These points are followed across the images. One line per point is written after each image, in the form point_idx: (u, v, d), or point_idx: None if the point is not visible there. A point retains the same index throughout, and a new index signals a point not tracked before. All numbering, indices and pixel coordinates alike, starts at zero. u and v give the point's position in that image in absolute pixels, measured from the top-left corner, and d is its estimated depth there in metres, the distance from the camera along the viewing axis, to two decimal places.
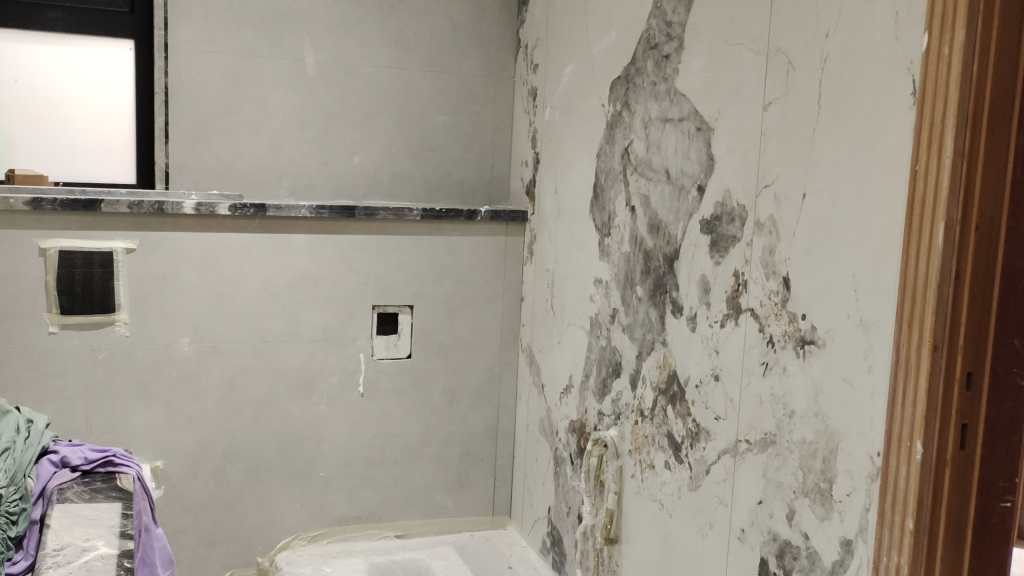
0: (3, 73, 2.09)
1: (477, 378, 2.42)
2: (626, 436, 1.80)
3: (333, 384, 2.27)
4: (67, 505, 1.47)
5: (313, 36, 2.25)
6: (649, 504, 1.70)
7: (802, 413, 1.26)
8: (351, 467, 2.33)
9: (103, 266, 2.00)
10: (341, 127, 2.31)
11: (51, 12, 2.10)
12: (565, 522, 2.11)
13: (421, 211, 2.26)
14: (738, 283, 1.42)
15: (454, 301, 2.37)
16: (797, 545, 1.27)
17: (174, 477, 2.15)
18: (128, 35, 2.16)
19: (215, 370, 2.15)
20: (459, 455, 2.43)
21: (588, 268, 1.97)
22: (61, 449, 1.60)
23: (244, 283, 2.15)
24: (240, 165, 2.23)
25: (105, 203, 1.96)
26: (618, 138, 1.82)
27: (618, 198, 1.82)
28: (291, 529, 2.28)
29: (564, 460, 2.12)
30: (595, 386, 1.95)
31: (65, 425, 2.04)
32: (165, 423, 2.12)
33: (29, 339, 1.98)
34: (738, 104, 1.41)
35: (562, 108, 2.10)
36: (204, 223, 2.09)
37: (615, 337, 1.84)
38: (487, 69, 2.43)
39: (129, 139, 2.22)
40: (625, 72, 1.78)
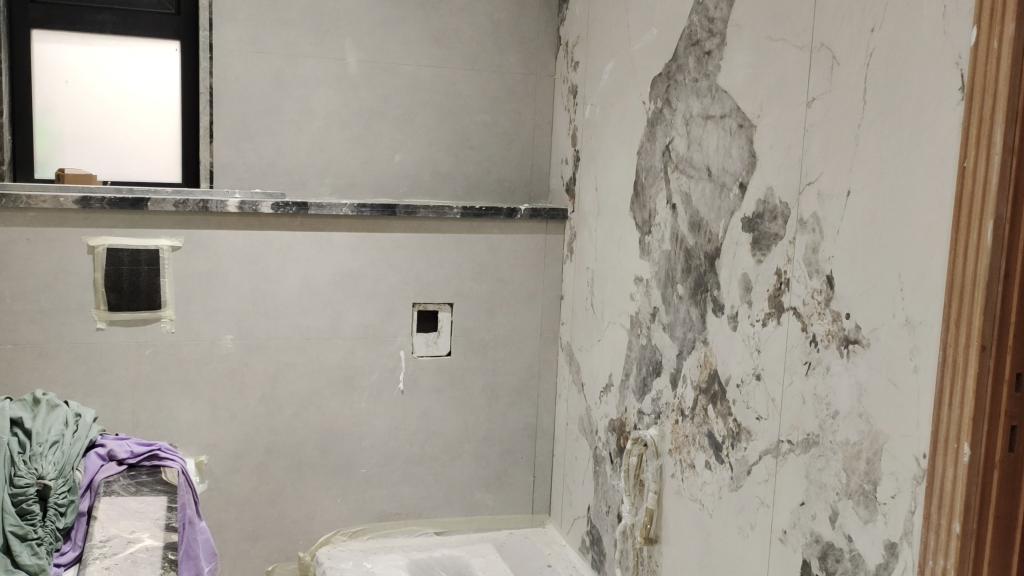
0: (54, 73, 2.14)
1: (516, 375, 2.42)
2: (666, 435, 1.79)
3: (373, 380, 2.29)
4: (113, 498, 1.49)
5: (354, 36, 2.27)
6: (689, 504, 1.69)
7: (845, 414, 1.24)
8: (391, 464, 2.34)
9: (149, 263, 2.04)
10: (382, 126, 2.33)
11: (100, 14, 2.14)
12: (604, 520, 2.11)
13: (461, 209, 2.26)
14: (781, 282, 1.40)
15: (494, 299, 2.37)
16: (840, 548, 1.25)
17: (217, 472, 2.18)
18: (174, 36, 2.20)
19: (258, 366, 2.18)
20: (498, 452, 2.44)
21: (628, 266, 1.96)
22: (108, 443, 1.62)
23: (287, 280, 2.17)
24: (282, 164, 2.26)
25: (151, 202, 1.99)
26: (659, 135, 1.81)
27: (659, 196, 1.81)
28: (332, 524, 2.31)
29: (604, 459, 2.11)
30: (634, 385, 1.94)
31: (112, 420, 2.08)
32: (209, 418, 2.16)
33: (78, 334, 2.02)
34: (781, 101, 1.39)
35: (602, 106, 2.09)
36: (248, 222, 2.11)
37: (655, 336, 1.83)
38: (528, 67, 2.42)
39: (175, 138, 2.25)
40: (666, 69, 1.77)
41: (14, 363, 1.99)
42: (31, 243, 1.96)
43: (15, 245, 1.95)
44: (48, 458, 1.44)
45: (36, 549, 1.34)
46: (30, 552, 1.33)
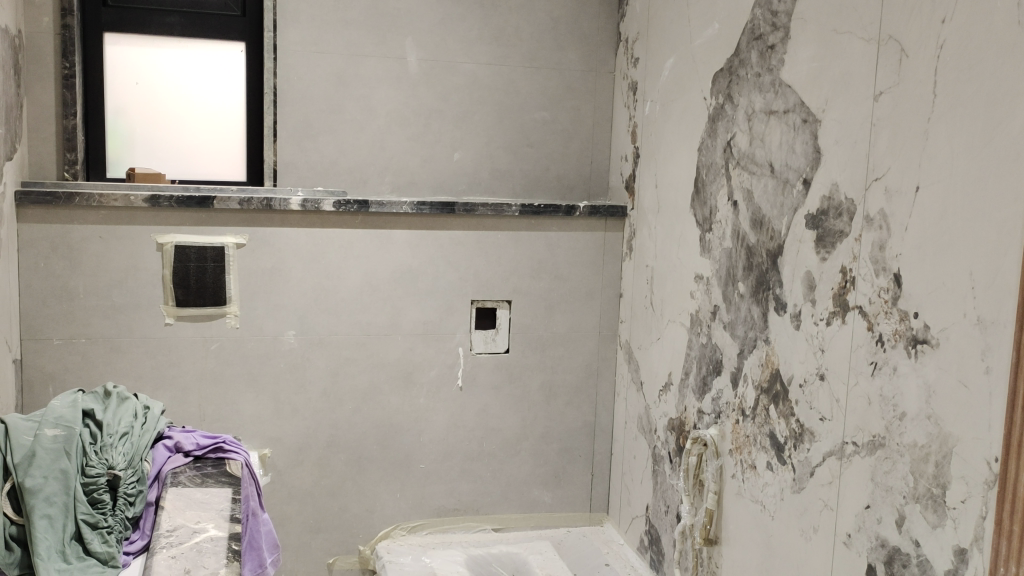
0: (125, 75, 2.19)
1: (574, 374, 2.41)
2: (726, 435, 1.77)
3: (432, 377, 2.30)
4: (180, 488, 1.52)
5: (414, 35, 2.29)
6: (750, 505, 1.67)
7: (913, 415, 1.21)
8: (450, 460, 2.36)
9: (216, 260, 2.08)
10: (441, 125, 2.34)
11: (169, 17, 2.19)
12: (663, 520, 2.09)
13: (520, 206, 2.26)
14: (846, 280, 1.37)
15: (553, 297, 2.36)
16: (907, 552, 1.22)
17: (280, 465, 2.22)
18: (239, 37, 2.24)
19: (319, 362, 2.21)
20: (556, 450, 2.43)
21: (688, 264, 1.94)
22: (175, 435, 1.63)
23: (348, 277, 2.20)
24: (344, 162, 2.29)
25: (217, 200, 2.04)
26: (720, 131, 1.79)
27: (720, 193, 1.78)
28: (391, 519, 2.33)
29: (663, 458, 2.10)
30: (694, 384, 1.92)
31: (180, 413, 2.14)
32: (272, 413, 2.20)
33: (147, 329, 2.08)
34: (847, 95, 1.36)
35: (662, 102, 2.08)
36: (310, 219, 2.14)
37: (716, 334, 1.81)
38: (587, 64, 2.41)
39: (240, 138, 2.30)
40: (728, 64, 1.74)
41: (87, 356, 2.05)
42: (103, 240, 2.02)
43: (88, 242, 2.01)
44: (118, 449, 1.46)
45: (106, 537, 1.38)
46: (101, 539, 1.37)
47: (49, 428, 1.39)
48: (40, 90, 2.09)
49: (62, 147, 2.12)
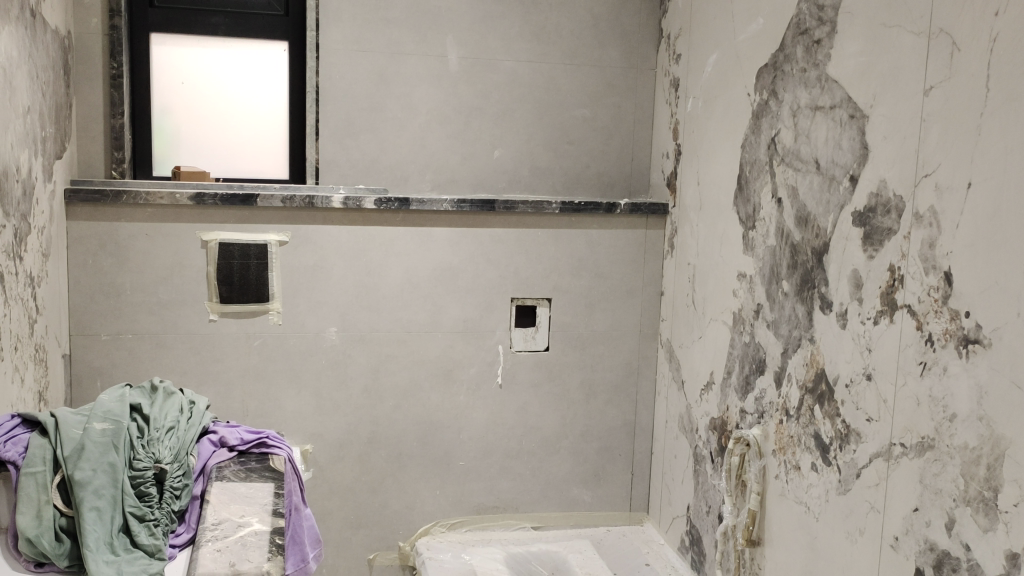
0: (171, 75, 2.23)
1: (615, 372, 2.40)
2: (770, 435, 1.75)
3: (472, 374, 2.31)
4: (225, 483, 1.47)
5: (455, 33, 2.29)
6: (794, 507, 1.64)
7: (963, 416, 1.18)
8: (489, 458, 2.36)
9: (259, 257, 2.11)
10: (481, 122, 2.34)
11: (215, 17, 2.21)
12: (704, 521, 2.07)
13: (561, 203, 2.25)
14: (894, 278, 1.34)
15: (593, 295, 2.35)
16: (957, 557, 1.20)
17: (321, 461, 2.24)
18: (283, 36, 2.26)
19: (360, 358, 2.23)
20: (596, 449, 2.42)
21: (731, 262, 1.92)
22: (219, 429, 1.60)
23: (389, 275, 2.21)
24: (385, 161, 2.30)
25: (260, 198, 2.06)
26: (764, 128, 1.77)
27: (764, 190, 1.76)
28: (430, 516, 2.34)
29: (705, 458, 2.08)
30: (737, 383, 1.90)
31: (223, 408, 2.16)
32: (314, 408, 2.22)
33: (192, 326, 2.11)
34: (895, 90, 1.34)
35: (705, 99, 2.05)
36: (351, 217, 2.16)
37: (759, 333, 1.79)
38: (628, 61, 2.40)
39: (283, 136, 2.32)
40: (773, 59, 1.72)
41: (133, 351, 2.09)
42: (149, 238, 2.05)
43: (134, 240, 2.04)
44: (164, 443, 1.41)
45: (153, 529, 1.31)
46: (148, 532, 1.30)
47: (97, 421, 1.34)
48: (89, 90, 2.12)
49: (110, 147, 2.15)
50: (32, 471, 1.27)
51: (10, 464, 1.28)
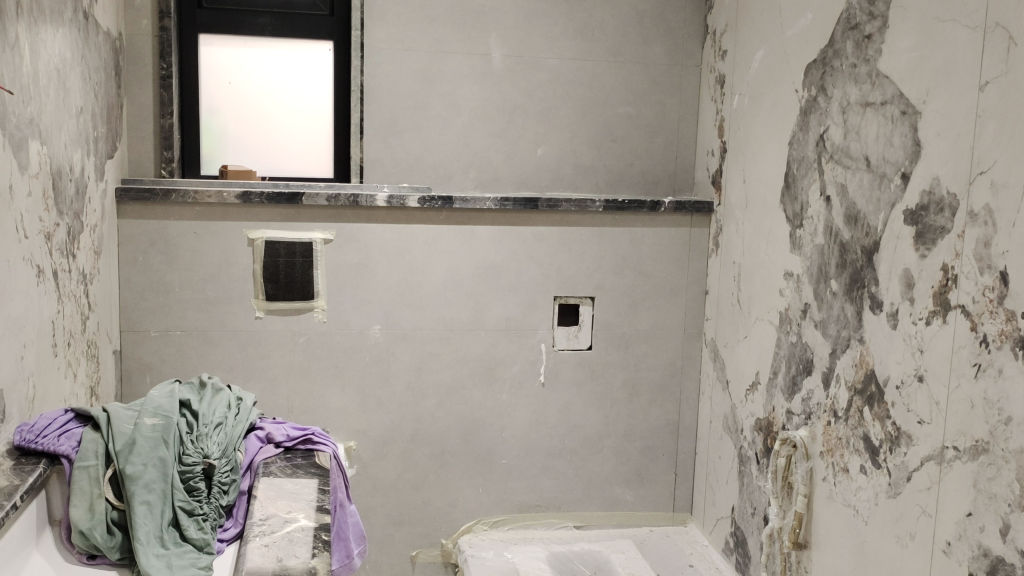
0: (219, 74, 2.26)
1: (658, 371, 2.38)
2: (817, 437, 1.72)
3: (515, 373, 2.30)
4: (272, 478, 1.47)
5: (499, 31, 2.29)
6: (842, 510, 1.62)
7: (1020, 420, 1.15)
8: (531, 456, 2.36)
9: (304, 255, 2.12)
10: (525, 120, 2.34)
11: (261, 17, 2.24)
12: (749, 522, 2.05)
13: (604, 202, 2.24)
14: (947, 278, 1.32)
15: (637, 293, 2.33)
16: (1012, 563, 1.17)
17: (365, 457, 2.26)
18: (328, 36, 2.28)
19: (404, 356, 2.24)
20: (639, 448, 2.41)
21: (778, 261, 1.89)
22: (266, 426, 1.61)
23: (432, 273, 2.21)
24: (428, 159, 2.31)
25: (305, 196, 2.07)
26: (813, 124, 1.74)
27: (812, 188, 1.73)
28: (473, 513, 2.35)
29: (750, 459, 2.05)
30: (783, 384, 1.88)
31: (269, 405, 2.19)
32: (358, 405, 2.24)
33: (239, 323, 2.14)
34: (949, 85, 1.31)
35: (752, 96, 2.03)
36: (395, 215, 2.16)
37: (807, 334, 1.76)
38: (673, 57, 2.37)
39: (327, 134, 2.34)
40: (822, 55, 1.69)
41: (181, 348, 2.12)
42: (197, 236, 2.08)
43: (183, 238, 2.07)
44: (213, 439, 1.41)
45: (201, 523, 1.31)
46: (197, 527, 1.30)
47: (148, 417, 1.35)
48: (139, 90, 2.16)
49: (160, 146, 2.19)
50: (85, 465, 1.30)
51: (64, 458, 1.32)
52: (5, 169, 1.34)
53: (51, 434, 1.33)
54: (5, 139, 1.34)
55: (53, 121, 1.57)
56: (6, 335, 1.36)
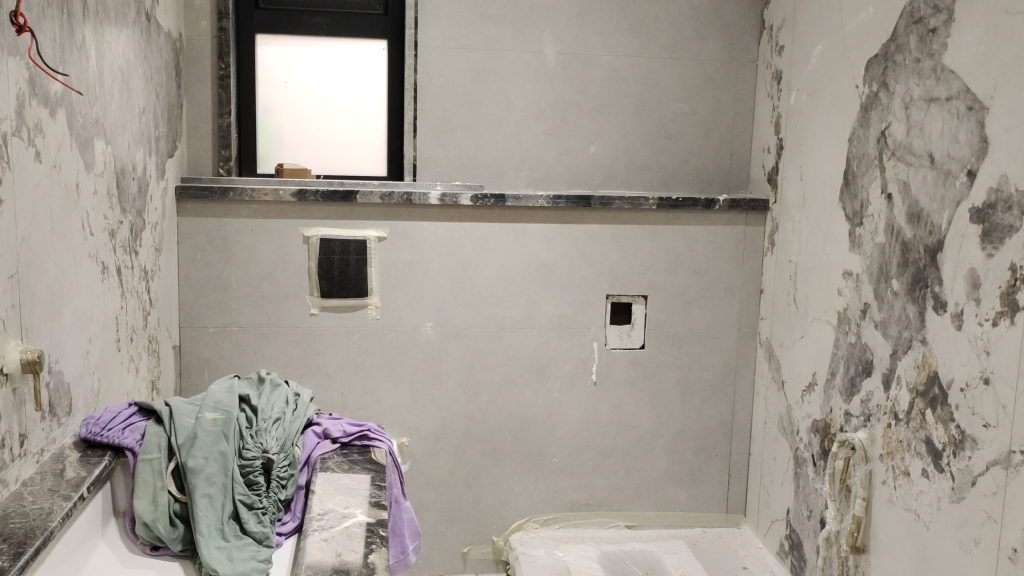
0: (275, 74, 2.28)
1: (712, 371, 2.36)
2: (877, 439, 1.69)
3: (566, 371, 2.30)
4: (329, 474, 1.47)
5: (552, 28, 2.28)
6: (902, 514, 1.58)
7: None
8: (583, 455, 2.35)
9: (358, 253, 2.14)
10: (577, 118, 2.33)
11: (317, 17, 2.26)
12: (805, 525, 2.02)
13: (658, 199, 2.22)
14: (1016, 278, 1.28)
15: (690, 292, 2.31)
16: None
17: (417, 454, 2.28)
18: (382, 35, 2.30)
19: (456, 353, 2.25)
20: (692, 449, 2.39)
21: (836, 260, 1.86)
22: (323, 422, 1.61)
23: (485, 270, 2.22)
24: (481, 157, 2.32)
25: (360, 194, 2.09)
26: (874, 120, 1.70)
27: (872, 185, 1.70)
28: (524, 512, 2.36)
29: (806, 461, 2.03)
30: (841, 385, 1.84)
31: (324, 400, 2.22)
32: (411, 402, 2.25)
33: (294, 319, 2.17)
34: (1019, 80, 1.27)
35: (810, 92, 1.99)
36: (448, 213, 2.17)
37: (866, 334, 1.73)
38: (729, 53, 2.34)
39: (381, 132, 2.36)
40: (884, 49, 1.66)
41: (238, 343, 2.16)
42: (254, 234, 2.11)
43: (240, 235, 2.11)
44: (271, 434, 1.43)
45: (261, 517, 1.32)
46: (256, 520, 1.31)
47: (208, 411, 1.37)
48: (199, 90, 2.20)
49: (218, 145, 2.22)
50: (148, 458, 1.32)
51: (128, 450, 1.34)
52: (72, 168, 1.38)
53: (115, 427, 1.37)
54: (72, 138, 1.37)
55: (117, 121, 1.61)
56: (73, 330, 1.40)
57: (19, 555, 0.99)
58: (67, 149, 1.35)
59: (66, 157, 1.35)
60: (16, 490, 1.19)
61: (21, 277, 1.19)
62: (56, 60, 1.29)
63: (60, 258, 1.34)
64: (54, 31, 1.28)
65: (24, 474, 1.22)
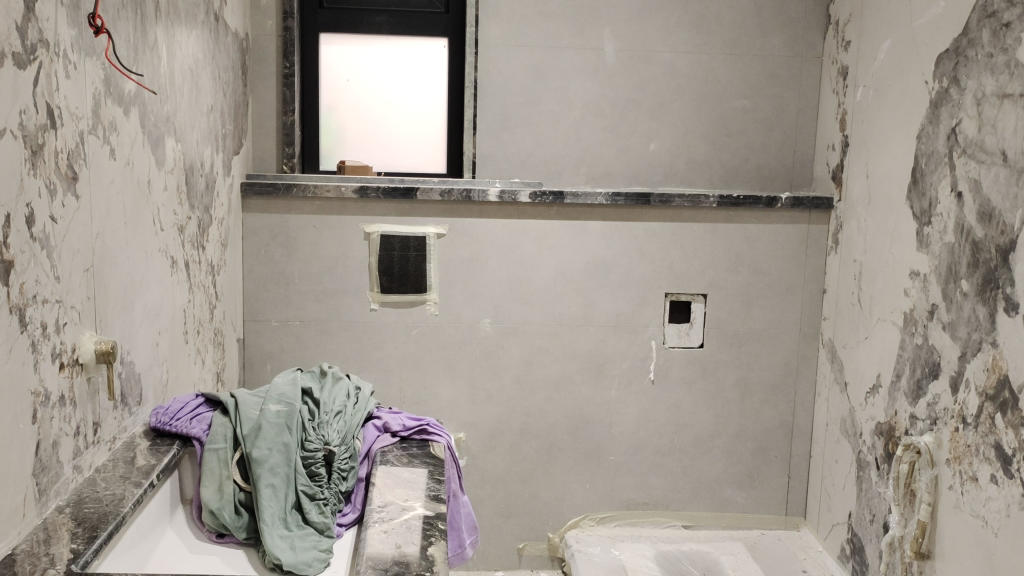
0: (338, 72, 2.32)
1: (773, 371, 2.33)
2: (943, 443, 1.65)
3: (624, 369, 2.29)
4: (389, 466, 1.47)
5: (613, 25, 2.27)
6: (968, 520, 1.55)
7: None
8: (640, 454, 2.34)
9: (418, 249, 2.16)
10: (637, 115, 2.32)
11: (379, 16, 2.29)
12: (868, 530, 1.99)
13: (719, 197, 2.19)
14: None
15: (751, 291, 2.28)
16: None
17: (475, 449, 2.30)
18: (443, 33, 2.31)
19: (513, 350, 2.26)
20: (751, 449, 2.36)
21: (903, 260, 1.82)
22: (383, 416, 1.62)
23: (543, 267, 2.22)
24: (540, 154, 2.32)
25: (420, 191, 2.11)
26: (944, 117, 1.66)
27: (941, 183, 1.66)
28: (580, 509, 2.36)
29: (869, 464, 1.99)
30: (907, 387, 1.81)
31: (383, 394, 2.25)
32: (468, 397, 2.27)
33: (354, 314, 2.20)
34: None
35: (877, 88, 1.95)
36: (507, 210, 2.18)
37: (934, 335, 1.69)
38: (793, 50, 2.31)
39: (441, 131, 2.37)
40: (955, 44, 1.62)
41: (300, 337, 2.20)
42: (316, 230, 2.15)
43: (303, 231, 2.14)
44: (333, 426, 1.45)
45: (323, 508, 1.34)
46: (318, 510, 1.34)
47: (273, 403, 1.40)
48: (264, 89, 2.24)
49: (282, 142, 2.26)
50: (215, 448, 1.36)
51: (195, 440, 1.38)
52: (144, 165, 1.42)
53: (183, 417, 1.41)
54: (144, 136, 1.41)
55: (187, 120, 1.65)
56: (144, 322, 1.44)
57: (93, 538, 1.03)
58: (139, 147, 1.39)
59: (138, 155, 1.39)
60: (89, 475, 1.23)
61: (95, 270, 1.23)
62: (130, 60, 1.33)
63: (133, 252, 1.38)
64: (128, 32, 1.32)
65: (98, 461, 1.26)
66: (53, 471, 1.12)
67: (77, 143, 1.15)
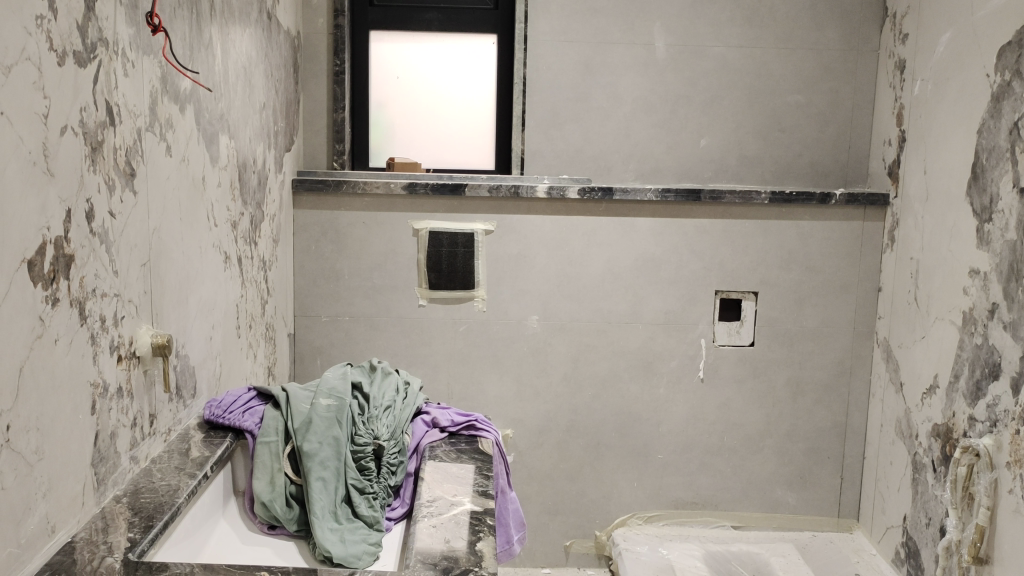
0: (388, 69, 2.33)
1: (826, 371, 2.29)
2: (1003, 446, 1.61)
3: (672, 367, 2.27)
4: (437, 462, 1.47)
5: (663, 20, 2.25)
6: None
7: None
8: (689, 452, 2.32)
9: (466, 245, 2.17)
10: (688, 111, 2.30)
11: (429, 13, 2.30)
12: (924, 533, 1.94)
13: (770, 193, 2.16)
14: None
15: (803, 289, 2.24)
16: None
17: (522, 446, 2.30)
18: (492, 29, 2.31)
19: (561, 347, 2.25)
20: (803, 450, 2.33)
21: (962, 258, 1.77)
22: (432, 411, 1.62)
23: (591, 264, 2.21)
24: (589, 150, 2.31)
25: (468, 187, 2.11)
26: (1006, 111, 1.62)
27: (1003, 179, 1.62)
28: (628, 508, 2.34)
29: (926, 466, 1.95)
30: (965, 389, 1.76)
31: (430, 389, 2.26)
32: (515, 394, 2.27)
33: (403, 310, 2.21)
34: None
35: (936, 81, 1.91)
36: (555, 207, 2.17)
37: (994, 335, 1.64)
38: (848, 43, 2.26)
39: (490, 128, 2.37)
40: (1019, 36, 1.57)
41: (350, 332, 2.22)
42: (366, 226, 2.16)
43: (353, 227, 2.16)
44: (382, 421, 1.46)
45: (371, 502, 1.35)
46: (367, 504, 1.35)
47: (323, 397, 1.42)
48: (315, 87, 2.26)
49: (332, 139, 2.29)
50: (267, 441, 1.37)
51: (248, 433, 1.40)
52: (199, 161, 1.44)
53: (236, 410, 1.43)
54: (200, 133, 1.43)
55: (240, 116, 1.67)
56: (198, 316, 1.46)
57: (149, 528, 1.05)
58: (194, 143, 1.41)
59: (193, 151, 1.41)
60: (145, 466, 1.25)
61: (152, 265, 1.25)
62: (186, 58, 1.36)
63: (188, 247, 1.40)
64: (184, 30, 1.34)
65: (153, 452, 1.29)
66: (111, 461, 1.14)
67: (135, 140, 1.17)
